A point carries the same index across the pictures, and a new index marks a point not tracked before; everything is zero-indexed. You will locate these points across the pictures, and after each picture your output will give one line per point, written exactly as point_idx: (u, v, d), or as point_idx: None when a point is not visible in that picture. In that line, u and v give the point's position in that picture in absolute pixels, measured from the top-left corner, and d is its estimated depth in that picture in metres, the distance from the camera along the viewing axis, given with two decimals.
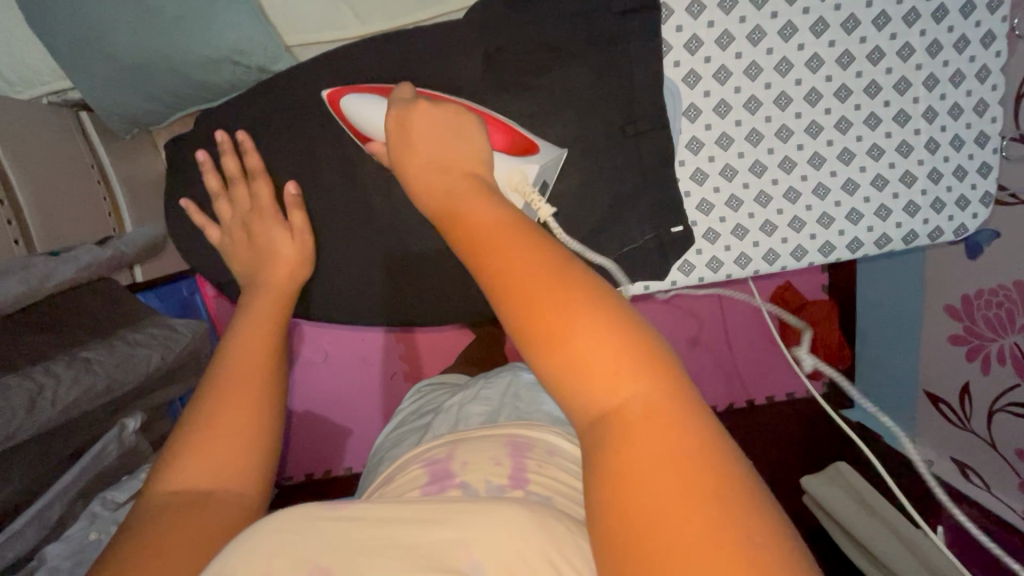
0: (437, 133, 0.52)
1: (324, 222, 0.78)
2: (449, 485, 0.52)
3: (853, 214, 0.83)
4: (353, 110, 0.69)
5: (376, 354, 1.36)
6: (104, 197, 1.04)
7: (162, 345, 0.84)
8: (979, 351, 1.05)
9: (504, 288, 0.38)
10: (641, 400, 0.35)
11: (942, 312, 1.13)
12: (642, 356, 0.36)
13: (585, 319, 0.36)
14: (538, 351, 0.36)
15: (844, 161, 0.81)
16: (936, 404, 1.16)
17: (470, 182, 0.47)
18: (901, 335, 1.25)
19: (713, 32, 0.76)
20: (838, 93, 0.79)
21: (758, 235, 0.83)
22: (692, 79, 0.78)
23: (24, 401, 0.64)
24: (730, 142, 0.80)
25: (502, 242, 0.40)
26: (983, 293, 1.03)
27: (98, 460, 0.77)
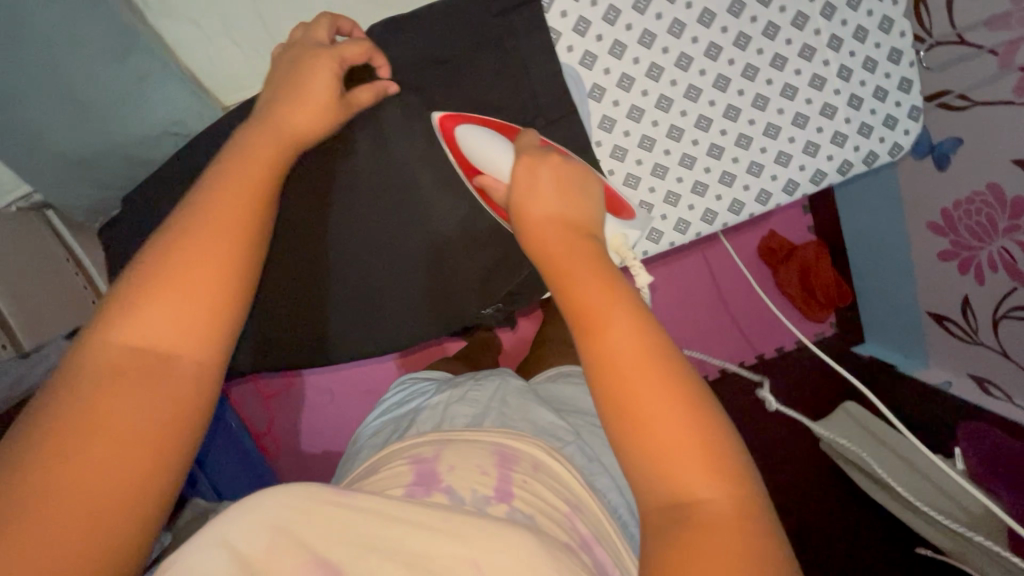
0: (561, 187, 0.53)
1: (285, 266, 0.83)
2: (434, 489, 0.51)
3: (783, 156, 0.82)
4: (467, 140, 0.72)
5: (379, 384, 1.38)
6: (84, 286, 1.08)
7: None
8: (970, 263, 1.02)
9: (610, 370, 0.43)
10: (724, 509, 0.39)
11: (926, 230, 1.11)
12: (726, 469, 0.40)
13: (677, 421, 0.41)
14: (628, 431, 0.42)
15: (760, 107, 0.81)
16: (942, 323, 1.13)
17: (589, 245, 0.50)
18: (892, 260, 1.22)
19: (599, 11, 0.77)
20: (738, 41, 0.79)
21: (690, 197, 0.82)
22: (588, 60, 0.79)
23: None
24: (642, 112, 0.80)
25: (612, 321, 0.44)
26: (961, 204, 1.01)
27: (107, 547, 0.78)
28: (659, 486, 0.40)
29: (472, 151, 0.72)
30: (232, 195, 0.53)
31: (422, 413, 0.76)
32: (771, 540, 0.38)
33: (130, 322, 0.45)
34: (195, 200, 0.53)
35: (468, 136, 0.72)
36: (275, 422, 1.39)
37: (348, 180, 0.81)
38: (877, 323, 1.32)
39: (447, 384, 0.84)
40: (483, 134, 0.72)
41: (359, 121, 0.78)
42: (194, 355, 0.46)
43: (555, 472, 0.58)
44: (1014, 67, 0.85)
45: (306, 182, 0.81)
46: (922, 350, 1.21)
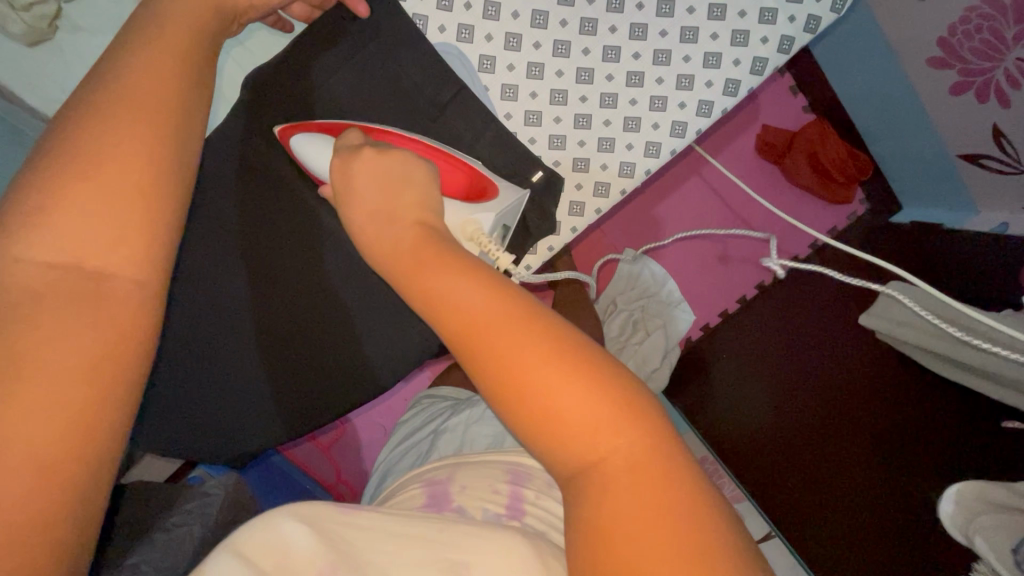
0: (380, 183, 0.50)
1: (277, 329, 0.83)
2: (443, 510, 0.49)
3: (711, 54, 0.75)
4: (302, 150, 0.71)
5: None
6: None
7: (200, 514, 0.71)
8: (988, 88, 0.89)
9: (475, 341, 0.38)
10: (617, 445, 0.35)
11: (928, 68, 0.97)
12: (618, 404, 0.36)
13: (551, 374, 0.36)
14: (509, 403, 0.37)
15: (667, 14, 0.74)
16: (979, 162, 1.00)
17: (418, 230, 0.46)
18: (901, 113, 1.09)
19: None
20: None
21: (625, 136, 0.77)
22: (467, 32, 0.77)
23: None
24: (542, 67, 0.77)
25: (453, 287, 0.40)
26: (957, 27, 0.88)
27: None
28: (551, 443, 0.36)
29: (307, 160, 0.71)
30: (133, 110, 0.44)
31: (444, 435, 0.74)
32: (683, 473, 0.34)
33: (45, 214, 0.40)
34: (97, 109, 0.44)
35: (300, 145, 0.71)
36: (340, 469, 1.42)
37: (310, 233, 0.81)
38: (915, 186, 1.19)
39: (465, 402, 0.80)
40: (316, 141, 0.70)
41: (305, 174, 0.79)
42: (129, 270, 0.41)
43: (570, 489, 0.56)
44: None
45: (272, 246, 0.81)
46: (967, 197, 1.08)
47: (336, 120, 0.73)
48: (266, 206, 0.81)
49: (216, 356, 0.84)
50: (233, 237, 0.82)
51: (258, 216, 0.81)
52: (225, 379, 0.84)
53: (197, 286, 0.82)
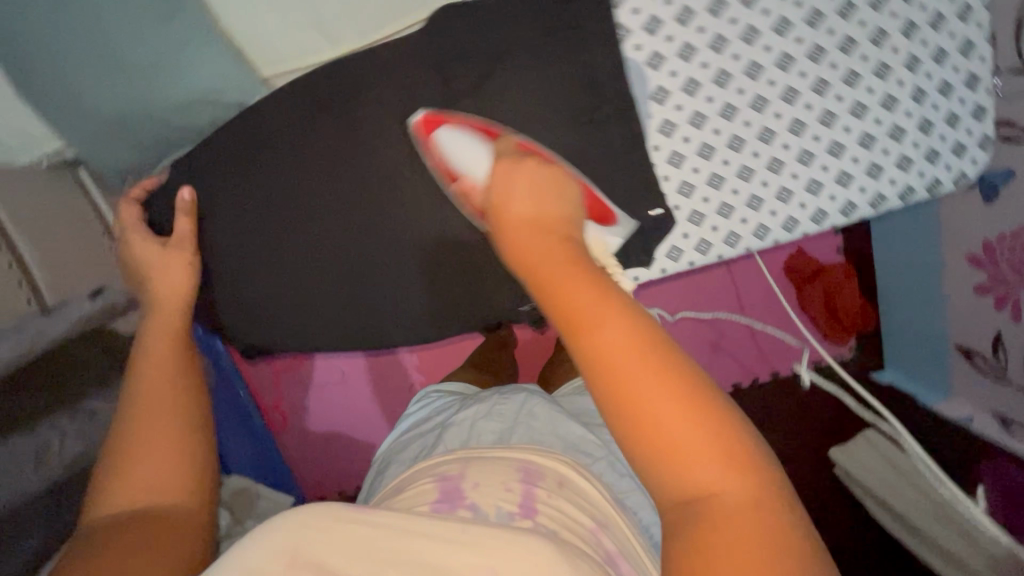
0: (536, 191, 0.55)
1: (309, 254, 0.76)
2: (455, 508, 0.51)
3: (853, 173, 0.75)
4: (448, 146, 0.66)
5: (389, 371, 1.31)
6: (111, 249, 1.02)
7: None
8: (1007, 299, 0.99)
9: (617, 378, 0.43)
10: (731, 490, 0.40)
11: (964, 261, 1.07)
12: (734, 457, 0.41)
13: (683, 420, 0.41)
14: (633, 433, 0.42)
15: (827, 124, 0.74)
16: (970, 357, 1.10)
17: (569, 247, 0.51)
18: (922, 289, 1.19)
19: (673, 13, 0.69)
20: (823, 54, 0.72)
21: (743, 211, 0.75)
22: (656, 61, 0.71)
23: None
24: (704, 120, 0.72)
25: (605, 315, 0.45)
26: (1005, 238, 0.98)
27: None
28: (664, 476, 0.42)
29: (453, 157, 0.66)
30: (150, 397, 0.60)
31: (448, 431, 0.74)
32: (780, 512, 0.40)
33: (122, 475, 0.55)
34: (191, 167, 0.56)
35: (447, 139, 0.66)
36: (282, 400, 1.33)
37: (377, 171, 0.73)
38: (904, 357, 1.29)
39: (472, 400, 0.81)
40: (464, 137, 0.66)
41: (410, 99, 0.70)
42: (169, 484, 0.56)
43: (580, 487, 0.56)
44: None
45: None
46: (944, 382, 1.19)
47: (488, 120, 0.68)
48: (339, 126, 0.72)
49: (244, 256, 0.77)
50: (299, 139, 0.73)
51: (332, 122, 0.72)
52: (243, 281, 0.78)
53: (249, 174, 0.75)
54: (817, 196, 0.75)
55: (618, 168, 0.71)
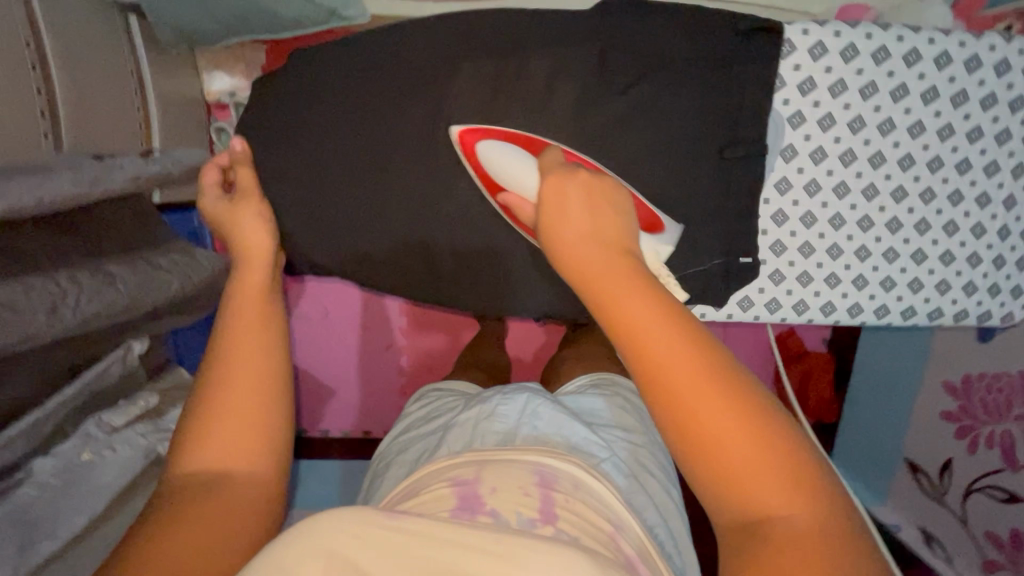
0: (588, 203, 0.44)
1: (336, 166, 0.61)
2: (475, 517, 0.39)
3: (941, 286, 0.68)
4: (493, 161, 0.55)
5: (379, 321, 1.09)
6: (138, 107, 0.88)
7: (184, 273, 0.69)
8: (968, 432, 1.06)
9: (671, 397, 0.37)
10: (799, 517, 0.35)
11: (938, 388, 1.13)
12: (804, 484, 0.36)
13: (743, 443, 0.36)
14: (692, 455, 0.37)
15: (949, 229, 0.66)
16: (915, 474, 1.17)
17: (626, 265, 0.42)
18: (890, 400, 1.24)
19: (831, 79, 0.61)
20: (958, 165, 0.64)
21: (846, 288, 0.67)
22: (797, 119, 0.62)
23: (45, 302, 0.51)
24: (820, 190, 0.65)
25: (669, 340, 0.38)
26: (985, 377, 1.04)
27: (99, 381, 0.64)
28: (724, 499, 0.37)
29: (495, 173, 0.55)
30: (242, 346, 0.46)
31: (448, 432, 0.62)
32: (852, 547, 0.34)
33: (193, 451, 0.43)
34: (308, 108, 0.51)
35: (493, 154, 0.55)
36: None
37: (442, 101, 0.58)
38: (855, 451, 1.33)
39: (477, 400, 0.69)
40: (512, 151, 0.54)
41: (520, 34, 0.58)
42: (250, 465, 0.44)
43: (595, 490, 0.45)
44: None
45: None
46: (882, 488, 1.26)
47: (629, 106, 0.57)
48: (426, 41, 0.59)
49: (277, 141, 0.61)
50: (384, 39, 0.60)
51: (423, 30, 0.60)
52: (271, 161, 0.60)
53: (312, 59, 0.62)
54: (897, 298, 0.68)
55: (724, 209, 0.61)
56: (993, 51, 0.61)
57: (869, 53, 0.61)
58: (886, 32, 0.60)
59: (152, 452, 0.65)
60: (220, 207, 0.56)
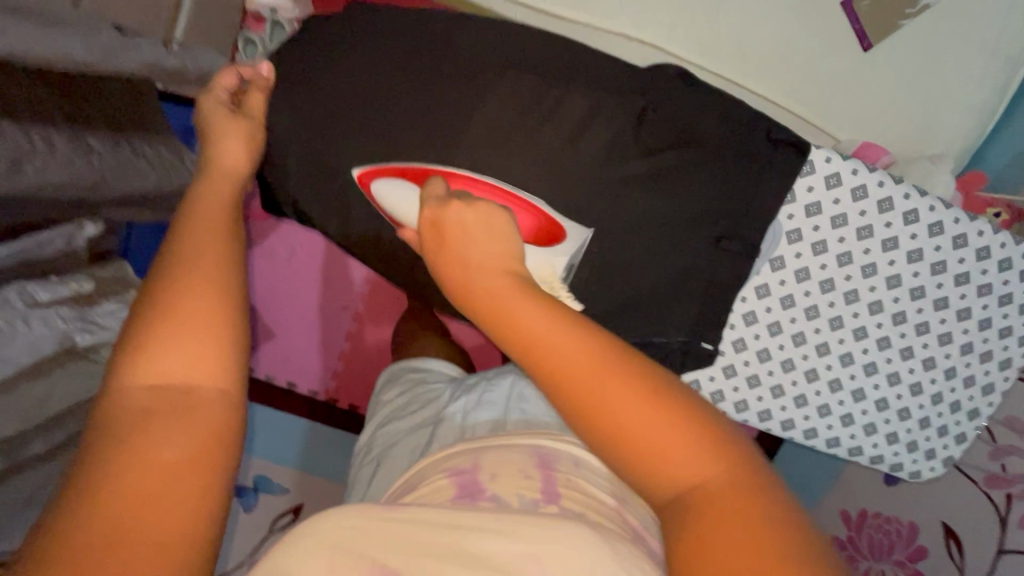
0: (478, 228, 0.38)
1: (348, 121, 0.59)
2: (477, 503, 0.35)
3: (868, 427, 0.73)
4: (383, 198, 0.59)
5: (335, 280, 1.02)
6: None
7: (163, 173, 0.66)
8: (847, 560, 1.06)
9: (575, 395, 0.33)
10: (712, 476, 0.32)
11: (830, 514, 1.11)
12: (703, 441, 0.32)
13: (634, 401, 0.32)
14: (610, 446, 0.33)
15: (889, 379, 0.71)
16: None
17: (519, 285, 0.36)
18: None
19: (834, 210, 0.65)
20: (919, 325, 0.69)
21: (786, 401, 0.72)
22: (793, 236, 0.66)
23: (8, 155, 0.49)
24: (792, 306, 0.68)
25: (562, 353, 0.33)
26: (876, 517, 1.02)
27: (41, 247, 0.60)
28: (644, 480, 0.32)
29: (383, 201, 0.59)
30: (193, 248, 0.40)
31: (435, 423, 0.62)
32: (764, 497, 0.31)
33: (136, 362, 0.35)
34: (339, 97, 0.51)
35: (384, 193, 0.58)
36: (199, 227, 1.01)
37: (470, 99, 0.58)
38: None
39: (459, 386, 0.69)
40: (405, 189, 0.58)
41: (574, 72, 0.59)
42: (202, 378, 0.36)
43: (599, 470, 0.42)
44: (998, 464, 0.91)
45: None
46: None
47: (653, 169, 0.58)
48: (483, 46, 0.59)
49: (298, 83, 0.59)
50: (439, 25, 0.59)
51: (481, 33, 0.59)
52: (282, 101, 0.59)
53: (362, 17, 0.60)
54: (827, 425, 0.73)
55: (699, 293, 0.63)
56: (980, 236, 0.66)
57: (876, 199, 0.64)
58: (897, 186, 0.64)
59: (68, 340, 0.63)
60: (216, 115, 0.52)
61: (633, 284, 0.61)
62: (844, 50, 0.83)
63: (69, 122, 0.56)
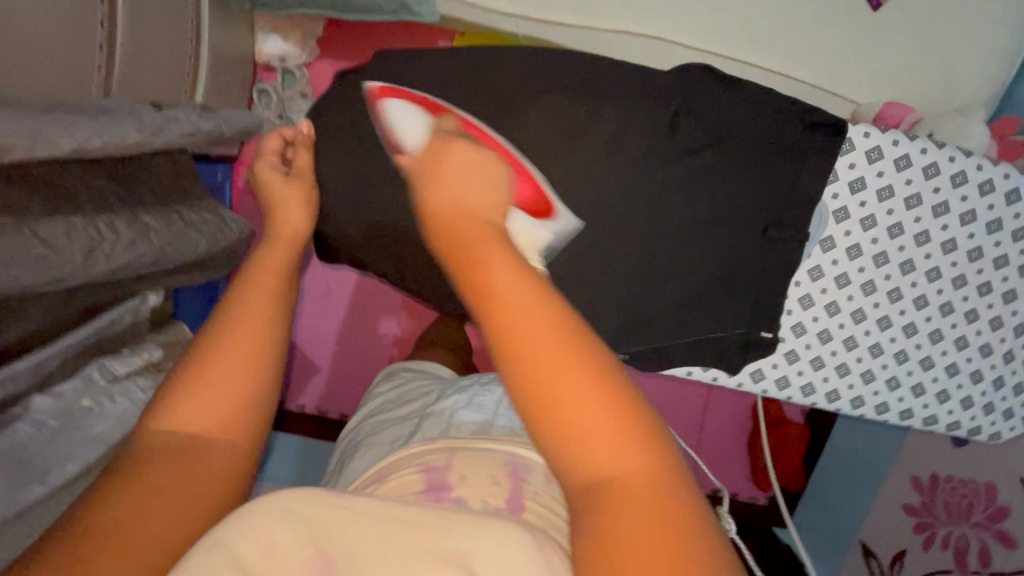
0: (464, 172, 0.39)
1: (389, 165, 0.61)
2: (442, 500, 0.42)
3: (941, 395, 0.71)
4: (391, 115, 0.57)
5: (376, 309, 1.14)
6: (190, 56, 0.85)
7: (212, 236, 0.69)
8: (927, 528, 1.04)
9: (517, 356, 0.33)
10: (632, 466, 0.32)
11: (904, 482, 1.09)
12: (636, 433, 0.32)
13: (579, 377, 0.33)
14: (530, 405, 0.33)
15: (957, 344, 0.70)
16: (867, 557, 1.13)
17: (489, 232, 0.37)
18: (854, 485, 1.19)
19: (880, 183, 0.64)
20: (980, 286, 0.68)
21: (853, 378, 0.71)
22: (841, 214, 0.65)
23: (82, 246, 0.51)
24: (847, 284, 0.67)
25: (514, 301, 0.34)
26: (953, 480, 1.00)
27: (112, 325, 0.64)
28: (566, 455, 0.32)
29: (389, 126, 0.57)
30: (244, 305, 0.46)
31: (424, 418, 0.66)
32: (683, 505, 0.31)
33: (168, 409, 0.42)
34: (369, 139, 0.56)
35: (392, 111, 0.57)
36: None
37: (503, 128, 0.59)
38: (814, 523, 1.26)
39: (452, 386, 0.73)
40: (411, 112, 0.56)
41: (602, 86, 0.59)
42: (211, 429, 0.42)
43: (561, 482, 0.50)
44: None
45: None
46: (832, 565, 1.20)
47: (692, 170, 0.58)
48: (508, 76, 0.60)
49: (335, 136, 0.62)
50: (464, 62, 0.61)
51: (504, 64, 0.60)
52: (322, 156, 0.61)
53: (387, 64, 0.62)
54: (898, 398, 0.71)
55: (754, 284, 0.63)
56: None
57: (921, 167, 0.64)
58: (940, 151, 0.64)
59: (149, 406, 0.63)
60: (270, 176, 0.57)
61: (686, 284, 0.61)
62: (858, 14, 0.82)
63: (122, 205, 0.59)
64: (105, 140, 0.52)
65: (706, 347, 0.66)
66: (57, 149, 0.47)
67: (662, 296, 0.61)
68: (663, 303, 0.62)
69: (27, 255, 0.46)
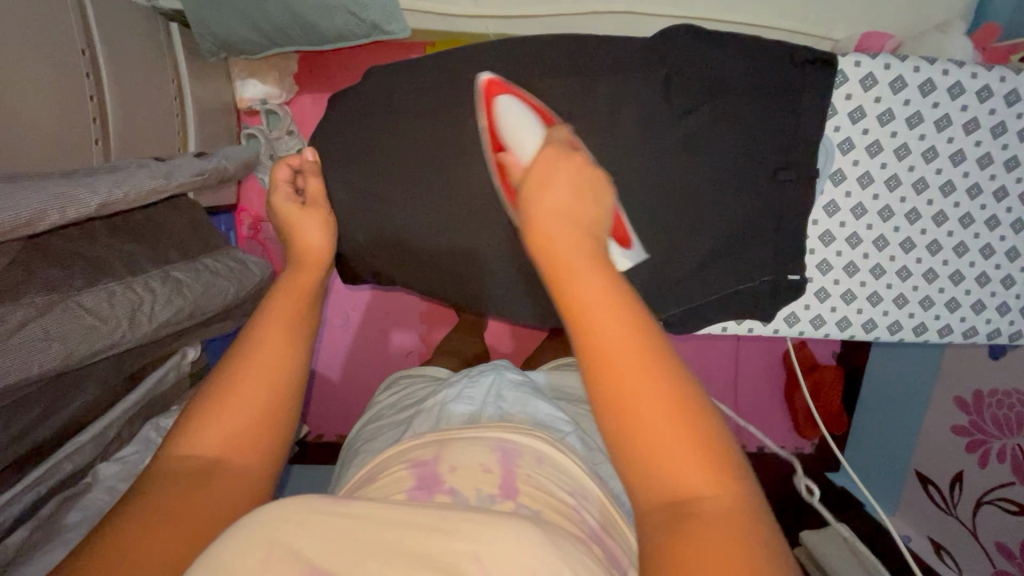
0: (575, 185, 0.39)
1: (397, 180, 0.62)
2: (436, 496, 0.40)
3: (975, 306, 0.71)
4: (502, 117, 0.53)
5: (397, 325, 1.17)
6: (177, 113, 0.87)
7: (238, 280, 0.70)
8: (979, 445, 1.02)
9: (600, 364, 0.34)
10: (711, 493, 0.32)
11: (949, 404, 1.08)
12: (713, 463, 0.32)
13: (659, 399, 0.33)
14: (613, 422, 0.33)
15: (983, 253, 0.70)
16: (926, 486, 1.11)
17: (589, 245, 0.37)
18: (900, 416, 1.18)
19: (878, 108, 0.65)
20: (996, 192, 0.68)
21: (888, 305, 0.71)
22: (846, 146, 0.66)
23: (126, 311, 0.53)
24: (864, 213, 0.68)
25: (602, 317, 0.34)
26: (996, 393, 0.99)
27: (159, 384, 0.66)
28: (644, 473, 0.33)
29: (502, 128, 0.53)
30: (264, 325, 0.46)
31: (417, 417, 0.65)
32: (755, 530, 0.31)
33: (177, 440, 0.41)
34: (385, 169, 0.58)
35: (506, 110, 0.54)
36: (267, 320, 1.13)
37: None
38: (866, 461, 1.26)
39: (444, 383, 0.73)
40: (523, 112, 0.53)
41: (590, 66, 0.60)
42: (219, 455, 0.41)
43: (560, 464, 0.47)
44: None
45: None
46: (891, 499, 1.20)
47: (692, 133, 0.59)
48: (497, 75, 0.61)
49: (342, 163, 0.63)
50: (451, 69, 0.62)
51: (490, 64, 0.61)
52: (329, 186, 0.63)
53: (377, 85, 0.64)
54: (934, 316, 0.72)
55: (771, 233, 0.64)
56: None
57: (916, 86, 0.64)
58: (932, 66, 0.64)
59: None
60: (280, 203, 0.58)
61: (706, 244, 0.62)
62: None
63: (150, 263, 0.60)
64: (127, 193, 0.55)
65: (735, 301, 0.67)
66: (85, 207, 0.49)
67: (685, 260, 0.62)
68: (687, 266, 0.62)
69: (78, 327, 0.48)
